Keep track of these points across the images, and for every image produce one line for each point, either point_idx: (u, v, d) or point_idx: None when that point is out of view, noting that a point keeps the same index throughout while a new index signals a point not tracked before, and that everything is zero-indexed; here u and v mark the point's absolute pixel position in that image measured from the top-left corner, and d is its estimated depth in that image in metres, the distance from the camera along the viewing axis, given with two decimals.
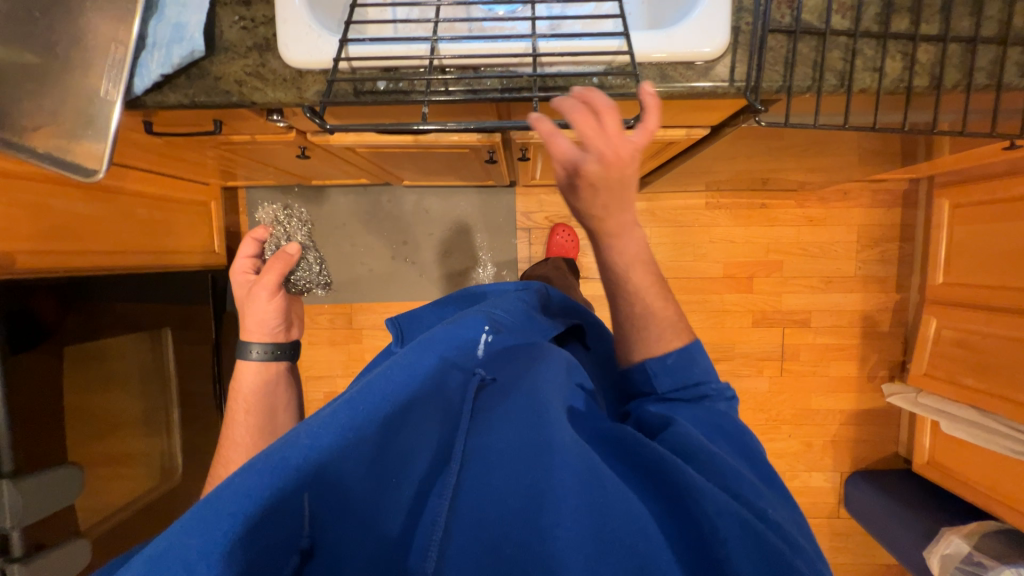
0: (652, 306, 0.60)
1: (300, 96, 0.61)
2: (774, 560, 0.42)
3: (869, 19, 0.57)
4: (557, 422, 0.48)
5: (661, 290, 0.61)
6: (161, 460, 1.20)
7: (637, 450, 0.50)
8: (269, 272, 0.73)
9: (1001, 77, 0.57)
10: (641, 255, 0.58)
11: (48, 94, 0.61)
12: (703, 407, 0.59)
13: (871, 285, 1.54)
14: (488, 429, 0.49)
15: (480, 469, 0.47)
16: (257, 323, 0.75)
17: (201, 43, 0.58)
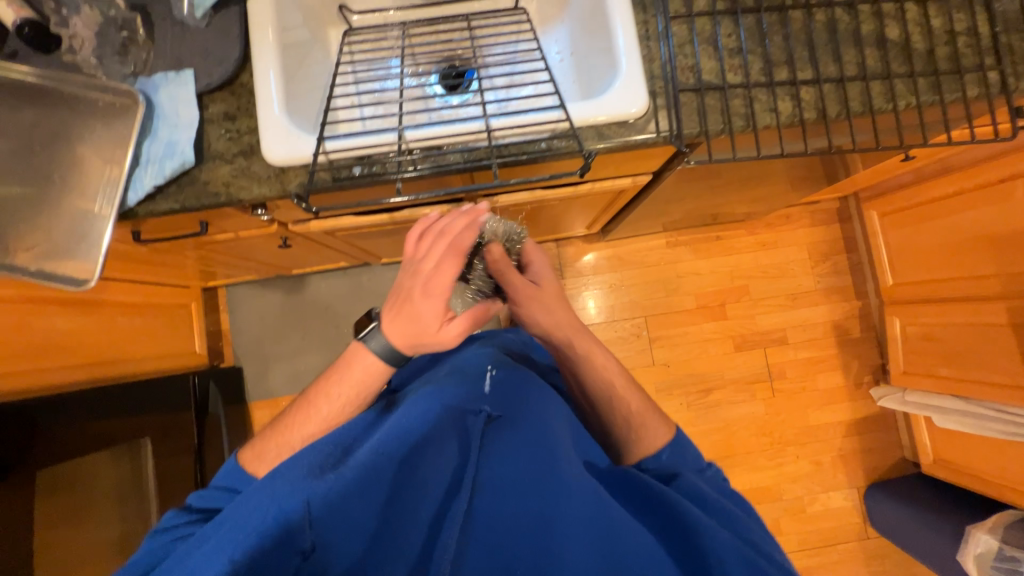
0: (628, 401, 0.65)
1: (284, 189, 0.67)
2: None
3: (757, 72, 0.70)
4: (565, 458, 0.52)
5: (633, 390, 0.67)
6: None
7: (640, 484, 0.54)
8: (437, 260, 0.53)
9: (870, 104, 0.69)
10: (609, 362, 0.68)
11: (45, 216, 0.66)
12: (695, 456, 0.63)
13: (832, 295, 1.64)
14: (500, 461, 0.52)
15: (491, 499, 0.51)
16: (408, 322, 0.53)
17: (191, 155, 0.65)
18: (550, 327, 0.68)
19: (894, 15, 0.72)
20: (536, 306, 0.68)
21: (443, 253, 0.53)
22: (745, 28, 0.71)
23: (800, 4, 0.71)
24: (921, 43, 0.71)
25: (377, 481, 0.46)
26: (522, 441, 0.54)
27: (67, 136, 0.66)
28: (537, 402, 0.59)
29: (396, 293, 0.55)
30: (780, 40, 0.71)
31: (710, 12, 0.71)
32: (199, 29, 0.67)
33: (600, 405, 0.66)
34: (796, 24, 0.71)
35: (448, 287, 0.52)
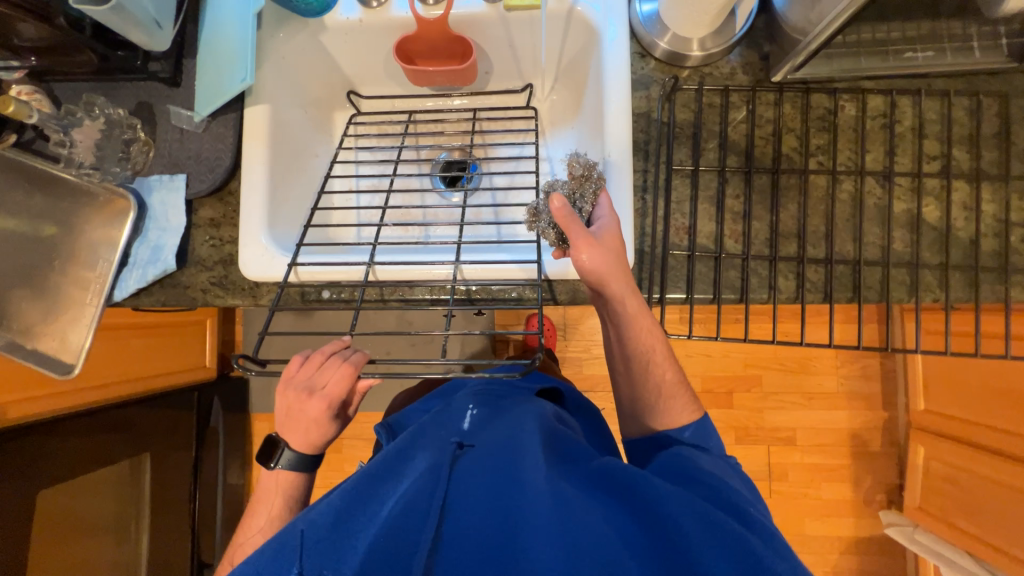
0: (661, 374, 0.63)
1: (256, 301, 0.68)
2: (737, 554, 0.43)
3: (761, 241, 0.63)
4: (534, 469, 0.48)
5: (667, 358, 0.63)
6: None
7: (617, 480, 0.49)
8: (322, 380, 0.55)
9: (888, 296, 0.61)
10: (653, 330, 0.61)
11: (42, 300, 0.71)
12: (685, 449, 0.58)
13: (855, 401, 1.51)
14: (467, 483, 0.48)
15: (464, 518, 0.46)
16: (305, 431, 0.58)
17: (172, 261, 0.67)
18: (606, 277, 0.55)
19: (937, 192, 0.62)
20: (633, 296, 0.58)
21: (329, 375, 0.55)
22: (755, 189, 0.64)
23: (826, 169, 0.63)
24: (964, 231, 0.62)
25: (358, 501, 0.47)
26: (481, 462, 0.51)
27: (69, 226, 0.70)
28: (508, 418, 0.57)
29: (283, 407, 0.56)
30: (794, 209, 0.63)
31: (719, 167, 0.64)
32: (193, 132, 0.69)
33: (644, 389, 0.63)
34: (817, 191, 0.63)
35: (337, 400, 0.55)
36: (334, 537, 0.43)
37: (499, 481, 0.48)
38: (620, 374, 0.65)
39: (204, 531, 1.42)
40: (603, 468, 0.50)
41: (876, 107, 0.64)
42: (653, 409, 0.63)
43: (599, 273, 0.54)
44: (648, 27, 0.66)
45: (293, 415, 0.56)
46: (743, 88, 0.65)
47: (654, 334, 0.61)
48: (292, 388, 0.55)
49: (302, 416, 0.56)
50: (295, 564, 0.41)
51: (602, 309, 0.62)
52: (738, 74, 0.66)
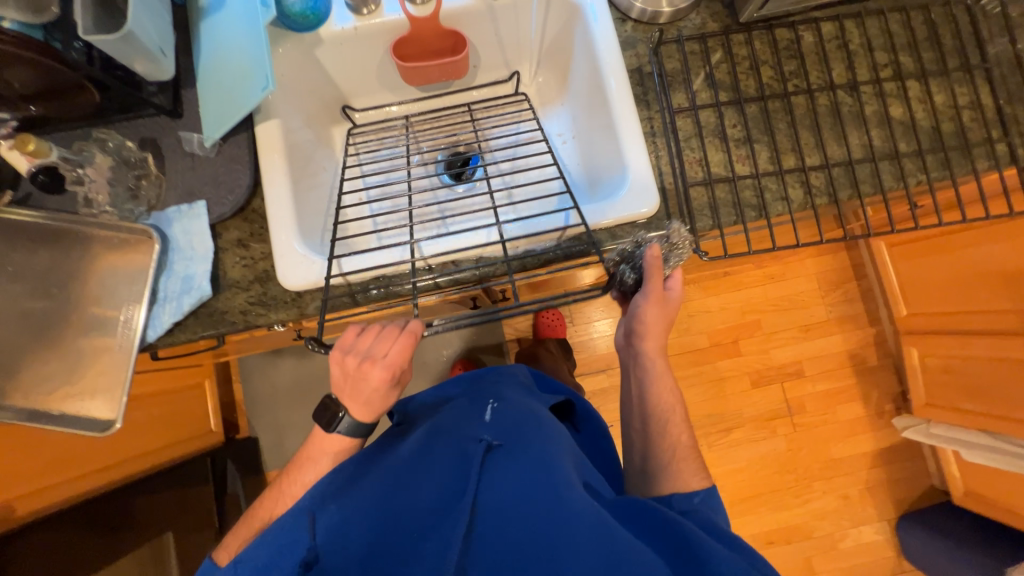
0: (672, 433, 0.62)
1: (301, 312, 0.67)
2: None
3: (765, 160, 0.70)
4: (569, 484, 0.50)
5: (681, 425, 0.63)
6: None
7: (648, 514, 0.49)
8: (380, 343, 0.54)
9: (882, 185, 0.69)
10: (670, 385, 0.64)
11: (69, 362, 0.67)
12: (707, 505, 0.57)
13: (846, 324, 1.63)
14: (497, 490, 0.50)
15: (491, 520, 0.48)
16: (361, 404, 0.54)
17: (208, 287, 0.65)
18: (647, 318, 0.62)
19: (896, 93, 0.72)
20: (661, 344, 0.64)
21: (387, 337, 0.54)
22: (749, 117, 0.71)
23: (803, 89, 0.71)
24: (926, 121, 0.71)
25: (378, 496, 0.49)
26: (514, 471, 0.52)
27: (85, 275, 0.67)
28: (537, 426, 0.59)
29: (342, 378, 0.54)
30: (785, 128, 0.71)
31: (713, 103, 0.71)
32: (205, 156, 0.68)
33: (660, 448, 0.61)
34: (801, 109, 0.71)
35: (397, 362, 0.53)
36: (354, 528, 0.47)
37: (531, 488, 0.50)
38: (626, 417, 0.66)
39: None
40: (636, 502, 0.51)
41: (829, 32, 0.73)
42: (665, 472, 0.60)
43: (642, 317, 0.62)
44: None
45: (355, 387, 0.54)
46: (717, 33, 0.73)
47: (675, 401, 0.64)
48: (348, 355, 0.54)
49: (366, 389, 0.54)
50: (314, 540, 0.46)
51: (625, 356, 0.66)
52: (709, 23, 0.74)
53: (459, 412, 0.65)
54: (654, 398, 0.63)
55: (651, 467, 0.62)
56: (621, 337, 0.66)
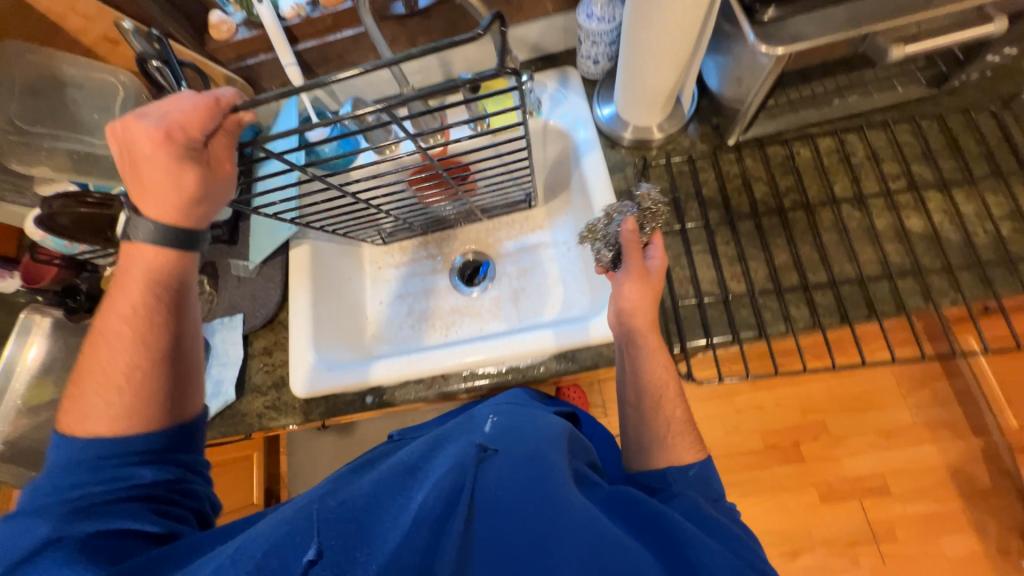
0: (664, 412, 0.58)
1: (306, 417, 0.74)
2: None
3: (762, 279, 0.67)
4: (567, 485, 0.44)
5: (674, 397, 0.59)
6: None
7: (645, 514, 0.45)
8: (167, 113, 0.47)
9: (902, 306, 0.63)
10: (664, 362, 0.59)
11: None
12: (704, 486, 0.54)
13: (940, 432, 1.37)
14: (497, 491, 0.44)
15: (488, 520, 0.43)
16: (161, 194, 0.50)
17: (232, 393, 0.74)
18: (628, 295, 0.59)
19: (913, 205, 0.67)
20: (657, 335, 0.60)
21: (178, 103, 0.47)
22: (742, 234, 0.70)
23: (801, 204, 0.70)
24: (954, 233, 0.65)
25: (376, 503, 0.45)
26: (514, 473, 0.45)
27: None
28: (535, 424, 0.53)
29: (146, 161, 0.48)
30: (784, 243, 0.68)
31: (703, 221, 0.71)
32: (248, 276, 0.81)
33: (654, 425, 0.58)
34: (800, 224, 0.69)
35: (191, 135, 0.48)
36: (351, 533, 0.42)
37: (534, 491, 0.43)
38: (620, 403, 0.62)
39: None
40: (640, 504, 0.46)
41: (828, 146, 0.72)
42: (660, 447, 0.57)
43: (624, 297, 0.59)
44: (611, 125, 0.79)
45: (173, 170, 0.49)
46: (705, 155, 0.75)
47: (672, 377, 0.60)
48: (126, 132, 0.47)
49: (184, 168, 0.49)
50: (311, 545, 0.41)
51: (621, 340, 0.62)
52: (698, 144, 0.76)
53: (467, 416, 0.60)
54: (654, 386, 0.58)
55: (647, 448, 0.58)
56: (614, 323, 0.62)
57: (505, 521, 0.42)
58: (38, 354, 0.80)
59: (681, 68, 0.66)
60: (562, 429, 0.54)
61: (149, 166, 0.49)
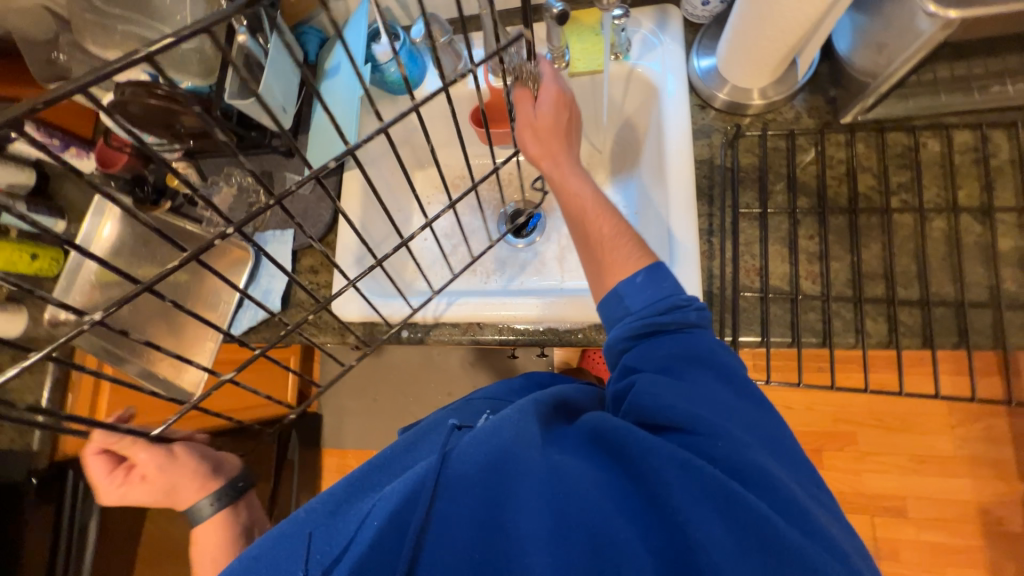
0: (582, 221, 0.55)
1: (344, 339, 0.77)
2: (747, 532, 0.36)
3: (842, 283, 0.61)
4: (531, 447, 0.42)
5: (602, 207, 0.55)
6: None
7: (622, 453, 0.41)
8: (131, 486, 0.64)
9: (1005, 341, 0.55)
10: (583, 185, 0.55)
11: (172, 338, 0.85)
12: (709, 339, 0.47)
13: (979, 468, 1.29)
14: (461, 463, 0.41)
15: (456, 498, 0.40)
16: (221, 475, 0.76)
17: (277, 304, 0.77)
18: (533, 128, 0.55)
19: None
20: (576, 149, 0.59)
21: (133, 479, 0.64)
22: (832, 231, 0.62)
23: (910, 206, 0.61)
24: None
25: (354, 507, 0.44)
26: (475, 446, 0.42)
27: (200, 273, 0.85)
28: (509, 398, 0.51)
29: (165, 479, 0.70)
30: (878, 249, 0.61)
31: (788, 209, 0.64)
32: (302, 194, 0.81)
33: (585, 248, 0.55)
34: (903, 231, 0.60)
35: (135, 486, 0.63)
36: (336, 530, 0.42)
37: (498, 463, 0.41)
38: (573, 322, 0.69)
39: None
40: (620, 440, 0.41)
41: (964, 142, 0.61)
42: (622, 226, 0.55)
43: (528, 133, 0.56)
44: (706, 81, 0.69)
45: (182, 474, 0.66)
46: (810, 131, 0.65)
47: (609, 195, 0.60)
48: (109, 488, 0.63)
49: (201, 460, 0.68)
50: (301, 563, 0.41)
51: (550, 174, 0.56)
52: (804, 118, 0.66)
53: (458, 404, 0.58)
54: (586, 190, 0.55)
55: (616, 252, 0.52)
56: (536, 152, 0.56)
57: (469, 496, 0.40)
58: (113, 229, 0.87)
59: (810, 26, 0.55)
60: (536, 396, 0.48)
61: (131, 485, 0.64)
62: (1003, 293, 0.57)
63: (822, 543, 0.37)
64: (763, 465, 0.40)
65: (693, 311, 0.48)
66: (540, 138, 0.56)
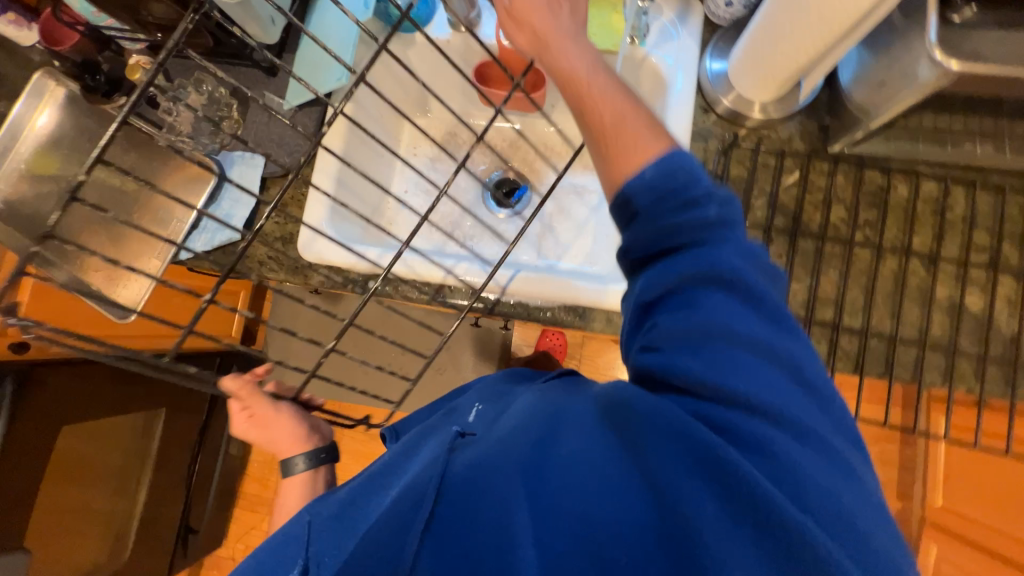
0: (585, 99, 0.46)
1: (305, 281, 0.73)
2: (759, 516, 0.34)
3: (797, 303, 0.65)
4: (531, 447, 0.40)
5: (608, 80, 0.46)
6: (120, 519, 1.25)
7: (624, 445, 0.39)
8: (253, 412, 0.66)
9: (921, 378, 0.61)
10: (584, 61, 0.47)
11: (114, 249, 0.78)
12: (732, 256, 0.41)
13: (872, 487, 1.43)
14: (458, 466, 0.40)
15: (451, 496, 0.39)
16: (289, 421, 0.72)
17: (237, 232, 0.73)
18: (516, 9, 0.49)
19: (982, 284, 0.63)
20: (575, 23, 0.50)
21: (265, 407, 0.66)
22: (799, 253, 0.65)
23: (871, 243, 0.65)
24: (1006, 326, 0.62)
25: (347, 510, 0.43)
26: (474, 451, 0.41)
27: (153, 184, 0.78)
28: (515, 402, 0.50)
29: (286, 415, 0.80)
30: (835, 277, 0.65)
31: (764, 225, 0.67)
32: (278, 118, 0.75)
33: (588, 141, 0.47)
34: (860, 265, 0.64)
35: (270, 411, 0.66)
36: (329, 531, 0.42)
37: (491, 463, 0.40)
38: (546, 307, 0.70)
39: (197, 494, 1.44)
40: (622, 433, 0.39)
41: (930, 192, 0.65)
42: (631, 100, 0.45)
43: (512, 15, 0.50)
44: (714, 84, 0.70)
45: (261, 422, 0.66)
46: (799, 155, 0.67)
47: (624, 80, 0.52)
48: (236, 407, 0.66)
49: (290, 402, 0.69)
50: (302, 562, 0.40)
51: (543, 60, 0.49)
52: (795, 140, 0.68)
53: (455, 406, 0.58)
54: (581, 66, 0.47)
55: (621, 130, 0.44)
56: (523, 39, 0.50)
57: (462, 493, 0.38)
58: (50, 121, 0.76)
59: (819, 54, 0.56)
60: (538, 400, 0.47)
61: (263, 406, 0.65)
62: (930, 335, 0.62)
63: (851, 532, 0.34)
64: (779, 441, 0.36)
65: (715, 208, 0.41)
66: (523, 18, 0.49)
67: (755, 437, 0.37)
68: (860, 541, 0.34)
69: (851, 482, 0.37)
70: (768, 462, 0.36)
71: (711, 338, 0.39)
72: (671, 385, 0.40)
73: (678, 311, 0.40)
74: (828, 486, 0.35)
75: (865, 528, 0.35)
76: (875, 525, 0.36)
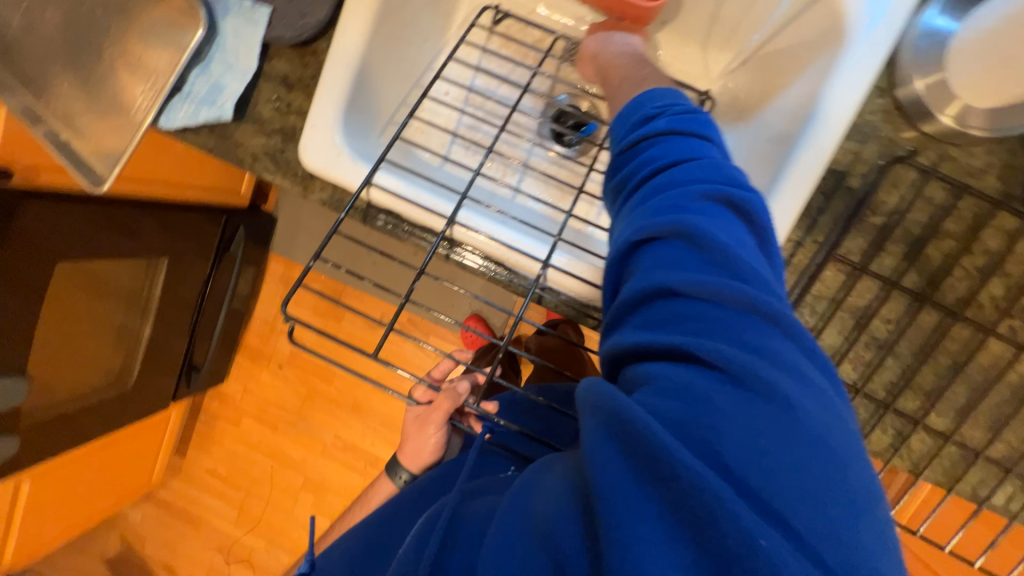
0: (612, 80, 0.53)
1: (304, 194, 0.60)
2: (673, 486, 0.29)
3: (881, 382, 0.52)
4: (512, 515, 0.38)
5: (638, 63, 0.53)
6: (129, 348, 1.29)
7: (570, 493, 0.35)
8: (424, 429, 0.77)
9: (987, 501, 0.52)
10: (624, 54, 0.55)
11: (79, 89, 0.62)
12: (667, 195, 0.38)
13: None
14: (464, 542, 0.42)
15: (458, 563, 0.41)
16: (417, 440, 0.80)
17: (229, 111, 0.57)
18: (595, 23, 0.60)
19: None
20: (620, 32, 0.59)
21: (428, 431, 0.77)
22: (914, 326, 0.51)
23: (1013, 339, 0.50)
24: None
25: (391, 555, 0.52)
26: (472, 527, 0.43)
27: (128, 13, 0.60)
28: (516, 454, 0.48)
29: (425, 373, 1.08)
30: (943, 364, 0.51)
31: (888, 279, 0.51)
32: None
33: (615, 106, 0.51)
34: (982, 360, 0.51)
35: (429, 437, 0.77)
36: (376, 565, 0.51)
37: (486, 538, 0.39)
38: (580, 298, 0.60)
39: (200, 338, 1.50)
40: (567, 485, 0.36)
41: None
42: (645, 82, 0.49)
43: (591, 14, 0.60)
44: (917, 54, 0.48)
45: (423, 428, 0.76)
46: (984, 198, 0.48)
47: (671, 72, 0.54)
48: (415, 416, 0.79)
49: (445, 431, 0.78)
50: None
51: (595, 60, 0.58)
52: (988, 176, 0.49)
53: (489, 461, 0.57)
54: (615, 59, 0.55)
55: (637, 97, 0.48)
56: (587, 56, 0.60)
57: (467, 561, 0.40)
58: None
59: None
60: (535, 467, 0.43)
61: (426, 432, 0.76)
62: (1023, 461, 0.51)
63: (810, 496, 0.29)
64: (701, 388, 0.32)
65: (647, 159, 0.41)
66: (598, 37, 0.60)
67: (672, 390, 0.32)
68: (814, 506, 0.29)
69: (799, 439, 0.30)
70: (684, 410, 0.31)
71: (652, 307, 0.36)
72: (618, 369, 0.38)
73: (636, 280, 0.37)
74: (776, 433, 0.30)
75: (788, 488, 0.29)
76: (815, 482, 0.29)
